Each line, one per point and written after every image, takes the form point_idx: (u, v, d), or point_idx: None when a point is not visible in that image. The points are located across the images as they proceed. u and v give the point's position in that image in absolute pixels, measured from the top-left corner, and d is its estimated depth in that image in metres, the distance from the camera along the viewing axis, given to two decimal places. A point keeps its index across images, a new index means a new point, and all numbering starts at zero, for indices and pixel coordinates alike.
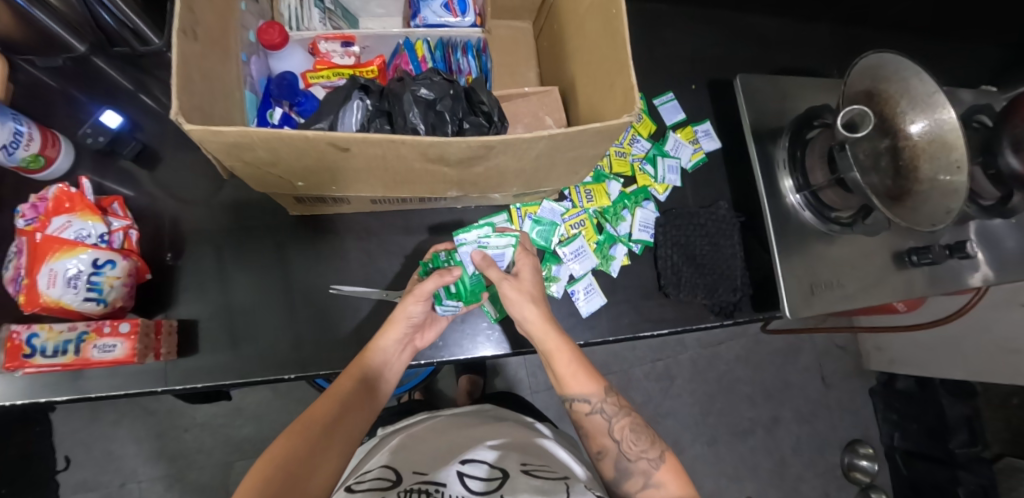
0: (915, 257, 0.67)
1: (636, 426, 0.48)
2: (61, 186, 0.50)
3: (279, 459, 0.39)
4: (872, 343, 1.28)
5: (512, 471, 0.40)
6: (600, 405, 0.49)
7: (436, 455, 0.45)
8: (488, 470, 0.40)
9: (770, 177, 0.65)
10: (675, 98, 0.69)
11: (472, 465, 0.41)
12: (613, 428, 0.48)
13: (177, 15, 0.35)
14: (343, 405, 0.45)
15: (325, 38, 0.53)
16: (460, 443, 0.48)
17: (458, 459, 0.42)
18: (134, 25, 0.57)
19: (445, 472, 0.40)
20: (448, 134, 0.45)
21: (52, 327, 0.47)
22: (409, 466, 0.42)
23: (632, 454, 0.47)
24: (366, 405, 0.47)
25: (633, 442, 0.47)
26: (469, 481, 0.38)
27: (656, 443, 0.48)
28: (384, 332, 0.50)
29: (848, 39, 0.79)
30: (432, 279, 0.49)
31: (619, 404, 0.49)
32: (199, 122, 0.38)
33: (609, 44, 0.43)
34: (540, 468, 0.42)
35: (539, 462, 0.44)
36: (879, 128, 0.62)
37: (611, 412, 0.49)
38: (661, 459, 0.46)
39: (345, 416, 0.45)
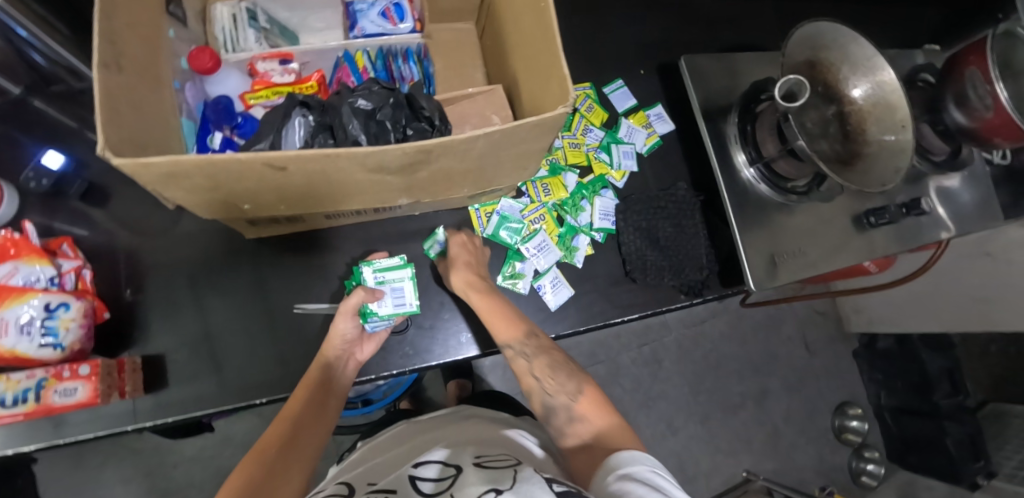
0: (873, 218, 0.69)
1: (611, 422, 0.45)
2: (3, 233, 0.49)
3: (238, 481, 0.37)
4: (851, 306, 1.31)
5: (465, 465, 0.38)
6: (520, 349, 0.51)
7: (395, 464, 0.44)
8: (439, 469, 0.37)
9: (724, 153, 0.66)
10: (624, 84, 0.70)
11: (424, 466, 0.39)
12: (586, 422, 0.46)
13: (95, 48, 0.35)
14: (295, 425, 0.45)
15: (262, 57, 0.52)
16: (420, 449, 0.47)
17: (411, 465, 0.40)
18: (68, 63, 0.58)
19: (395, 479, 0.38)
20: (391, 142, 0.45)
21: (8, 377, 0.46)
22: (364, 480, 0.41)
23: (552, 390, 0.48)
24: (317, 422, 0.47)
25: (551, 377, 0.49)
26: (420, 483, 0.35)
27: (575, 377, 0.49)
28: (324, 349, 0.51)
29: (791, 12, 0.81)
30: (356, 294, 0.50)
31: (538, 345, 0.51)
32: (133, 154, 0.37)
33: (542, 38, 0.44)
34: (494, 458, 0.40)
35: (495, 453, 0.42)
36: (823, 96, 0.64)
37: (531, 354, 0.51)
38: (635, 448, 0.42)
39: (299, 433, 0.44)
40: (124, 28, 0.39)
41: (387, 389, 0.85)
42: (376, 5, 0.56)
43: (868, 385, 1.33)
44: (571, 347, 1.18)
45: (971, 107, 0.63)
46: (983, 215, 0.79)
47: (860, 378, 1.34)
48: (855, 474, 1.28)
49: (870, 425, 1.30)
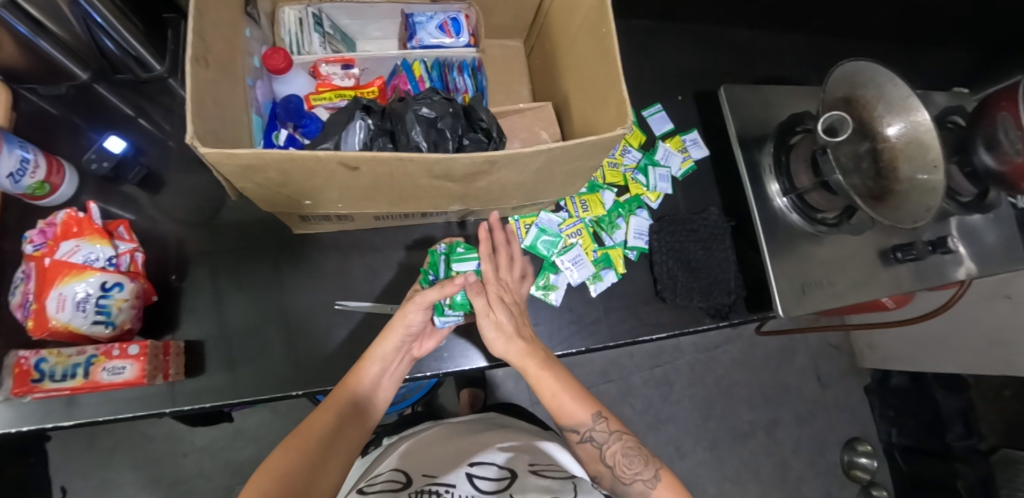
0: (900, 254, 0.69)
1: (628, 450, 0.50)
2: (68, 210, 0.51)
3: (282, 469, 0.40)
4: (865, 341, 1.31)
5: (521, 472, 0.43)
6: (589, 434, 0.50)
7: (440, 458, 0.47)
8: (497, 471, 0.43)
9: (758, 181, 0.67)
10: (662, 108, 0.72)
11: (481, 466, 0.44)
12: (603, 454, 0.50)
13: (189, 43, 0.37)
14: (340, 416, 0.46)
15: (326, 61, 0.54)
16: (467, 447, 0.50)
17: (467, 463, 0.45)
18: (137, 52, 0.60)
19: (454, 474, 0.43)
20: (450, 150, 0.47)
21: (60, 352, 0.48)
22: (419, 470, 0.45)
23: (627, 478, 0.49)
24: (361, 414, 0.49)
25: (626, 465, 0.49)
26: (478, 481, 0.41)
27: (650, 464, 0.49)
28: (381, 341, 0.49)
29: (824, 48, 0.83)
30: (435, 289, 0.47)
31: (611, 429, 0.50)
32: (214, 145, 0.39)
33: (600, 61, 0.46)
34: (547, 468, 0.45)
35: (545, 462, 0.47)
36: (856, 132, 0.65)
37: (601, 439, 0.50)
38: (656, 478, 0.48)
39: (342, 427, 0.46)
40: (213, 26, 0.41)
41: (407, 392, 0.85)
42: (435, 18, 0.58)
43: (879, 422, 1.32)
44: (583, 363, 1.19)
45: (1001, 151, 0.65)
46: (1007, 256, 0.80)
47: (871, 414, 1.33)
48: None
49: (879, 463, 1.29)
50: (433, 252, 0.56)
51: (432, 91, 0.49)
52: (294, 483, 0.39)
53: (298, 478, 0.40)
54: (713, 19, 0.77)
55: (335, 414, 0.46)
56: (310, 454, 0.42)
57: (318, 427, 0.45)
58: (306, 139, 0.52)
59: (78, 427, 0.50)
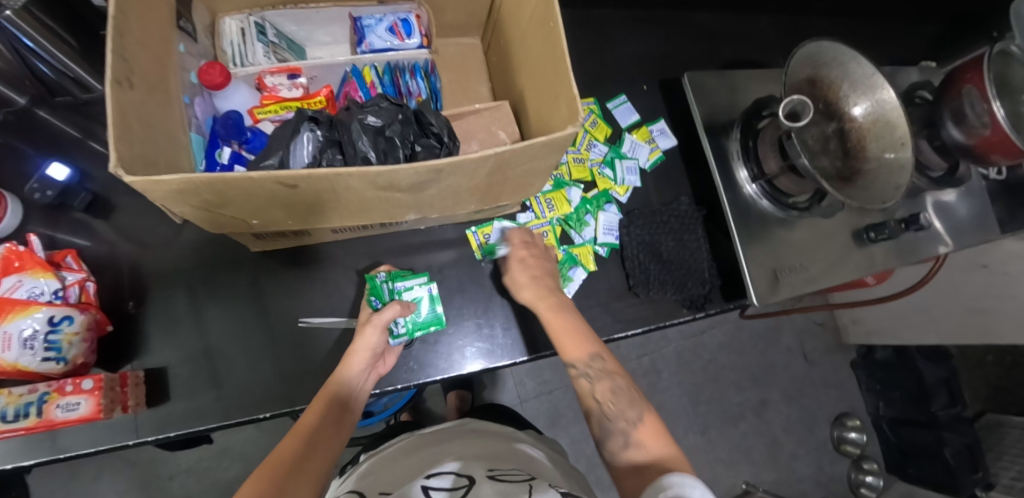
0: (873, 234, 0.69)
1: (618, 387, 0.47)
2: (8, 244, 0.48)
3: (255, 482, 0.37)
4: (849, 317, 1.32)
5: (478, 477, 0.40)
6: (584, 370, 0.48)
7: (402, 476, 0.45)
8: (453, 480, 0.39)
9: (726, 169, 0.66)
10: (627, 99, 0.71)
11: (438, 477, 0.40)
12: (594, 390, 0.48)
13: (108, 65, 0.35)
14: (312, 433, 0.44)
15: (270, 72, 0.52)
16: (428, 461, 0.47)
17: (423, 476, 0.42)
18: (75, 73, 0.57)
19: (410, 489, 0.39)
20: (400, 159, 0.45)
21: (12, 390, 0.46)
22: (376, 490, 0.42)
23: (612, 414, 0.45)
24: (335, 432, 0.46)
25: (613, 402, 0.46)
26: (432, 492, 0.37)
27: (636, 404, 0.46)
28: (347, 362, 0.50)
29: (789, 28, 0.82)
30: (391, 308, 0.51)
31: (607, 368, 0.48)
32: (144, 170, 0.37)
33: (549, 57, 0.45)
34: (507, 471, 0.42)
35: (507, 466, 0.44)
36: (823, 113, 0.65)
37: (595, 376, 0.48)
38: (640, 418, 0.44)
39: (316, 442, 0.44)
40: (137, 43, 0.39)
41: (388, 401, 0.85)
42: (384, 20, 0.56)
43: (867, 396, 1.34)
44: None
45: (969, 124, 0.64)
46: (981, 228, 0.80)
47: (858, 389, 1.35)
48: (853, 486, 1.28)
49: (868, 436, 1.31)
50: (373, 278, 0.57)
51: (378, 98, 0.48)
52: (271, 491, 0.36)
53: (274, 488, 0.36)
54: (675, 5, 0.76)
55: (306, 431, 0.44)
56: (285, 468, 0.39)
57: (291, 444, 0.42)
58: (252, 155, 0.50)
59: (63, 460, 0.49)
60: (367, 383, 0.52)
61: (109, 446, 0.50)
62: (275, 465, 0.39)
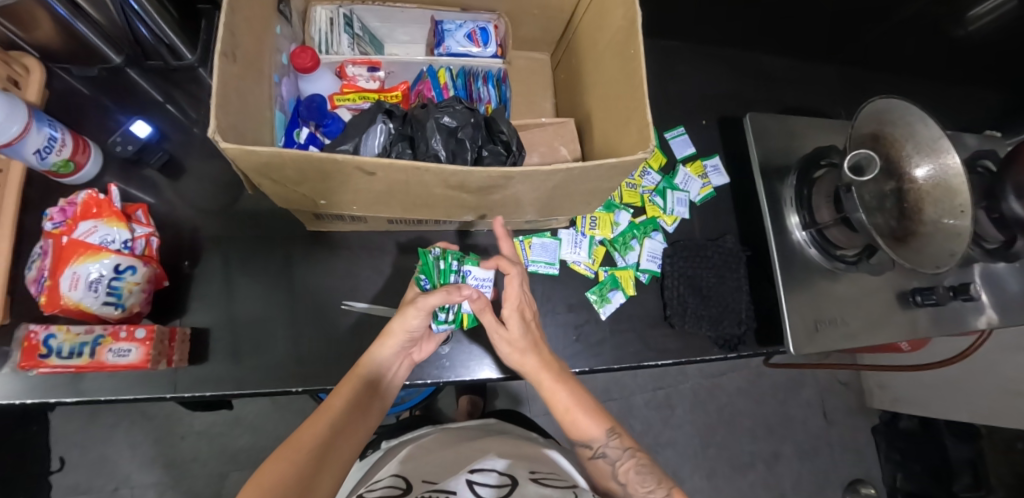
0: (919, 297, 0.68)
1: (642, 467, 0.48)
2: (89, 192, 0.51)
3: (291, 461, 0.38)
4: (875, 380, 1.28)
5: (522, 478, 0.41)
6: (601, 449, 0.50)
7: (443, 465, 0.46)
8: (498, 477, 0.41)
9: (777, 213, 0.66)
10: (685, 132, 0.71)
11: (482, 473, 0.42)
12: (616, 471, 0.49)
13: (218, 37, 0.37)
14: (344, 415, 0.45)
15: (352, 62, 0.54)
16: (468, 455, 0.49)
17: (467, 469, 0.43)
18: (170, 40, 0.61)
19: (455, 481, 0.41)
20: (467, 161, 0.47)
21: (69, 329, 0.49)
22: (419, 476, 0.44)
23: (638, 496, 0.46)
24: (364, 415, 0.47)
25: (639, 482, 0.47)
26: (478, 488, 0.39)
27: (662, 483, 0.46)
28: (380, 345, 0.49)
29: (851, 82, 0.83)
30: (438, 295, 0.45)
31: (624, 446, 0.50)
32: (234, 140, 0.40)
33: (624, 82, 0.46)
34: (548, 476, 0.43)
35: (547, 470, 0.46)
36: (882, 169, 0.64)
37: (614, 456, 0.49)
38: None
39: (346, 426, 0.45)
40: (242, 19, 0.42)
41: (405, 395, 0.87)
42: (464, 27, 0.59)
43: (884, 465, 1.29)
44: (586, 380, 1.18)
45: None
46: None
47: (877, 456, 1.29)
48: None
49: None
50: (426, 255, 0.52)
51: (453, 99, 0.50)
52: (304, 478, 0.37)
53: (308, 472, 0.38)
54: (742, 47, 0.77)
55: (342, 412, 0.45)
56: (320, 452, 0.41)
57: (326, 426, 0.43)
58: (327, 138, 0.53)
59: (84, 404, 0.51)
60: (398, 372, 0.53)
61: (149, 395, 0.52)
62: (311, 447, 0.40)
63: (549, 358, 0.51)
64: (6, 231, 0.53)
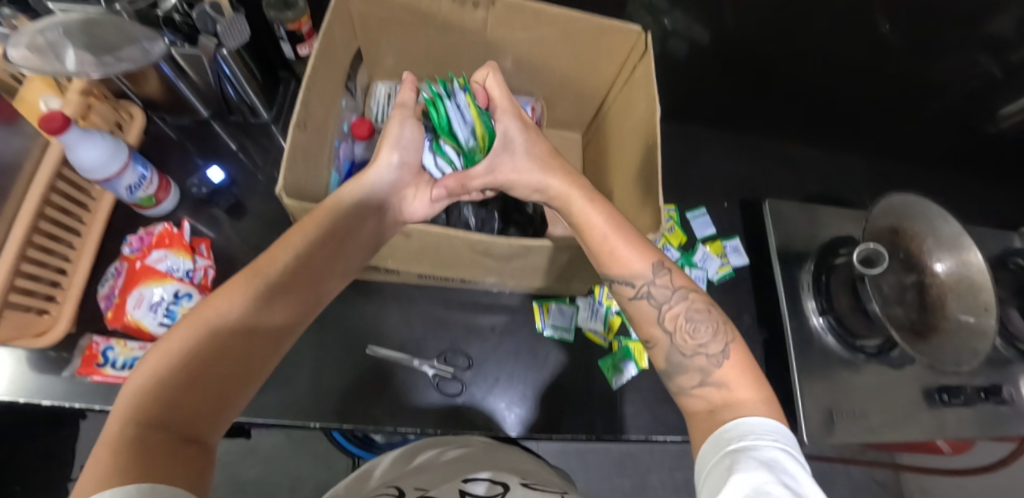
0: (947, 396, 0.65)
1: (694, 313, 0.41)
2: (166, 225, 0.58)
3: (141, 442, 0.26)
4: (915, 484, 1.18)
5: (513, 486, 0.48)
6: (645, 289, 0.41)
7: (437, 476, 0.53)
8: (489, 487, 0.47)
9: (794, 298, 0.67)
10: (706, 212, 0.75)
11: (474, 481, 0.48)
12: (662, 315, 0.41)
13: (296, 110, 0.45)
14: (232, 342, 0.32)
15: None
16: (458, 468, 0.55)
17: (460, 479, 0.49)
18: (252, 100, 0.70)
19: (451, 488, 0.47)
20: (494, 229, 0.54)
21: (125, 343, 0.57)
22: (413, 484, 0.51)
23: (687, 350, 0.40)
24: (268, 326, 0.35)
25: (689, 333, 0.41)
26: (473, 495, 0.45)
27: (719, 334, 0.41)
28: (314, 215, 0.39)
29: (869, 176, 0.88)
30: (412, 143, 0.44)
31: (673, 284, 0.42)
32: (297, 197, 0.46)
33: (643, 167, 0.51)
34: (536, 484, 0.51)
35: (534, 480, 0.53)
36: (901, 261, 0.65)
37: (662, 299, 0.42)
38: (723, 353, 0.40)
39: (238, 355, 0.33)
40: (315, 93, 0.50)
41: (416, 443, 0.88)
42: None
43: None
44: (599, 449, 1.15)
45: None
46: None
47: None
48: None
49: None
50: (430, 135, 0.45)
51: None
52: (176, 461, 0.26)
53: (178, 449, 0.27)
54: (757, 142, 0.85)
55: (225, 338, 0.32)
56: (193, 411, 0.29)
57: (196, 373, 0.30)
58: None
59: None
60: (321, 247, 0.39)
61: None
62: (179, 406, 0.29)
63: (574, 174, 0.44)
64: (87, 253, 0.61)
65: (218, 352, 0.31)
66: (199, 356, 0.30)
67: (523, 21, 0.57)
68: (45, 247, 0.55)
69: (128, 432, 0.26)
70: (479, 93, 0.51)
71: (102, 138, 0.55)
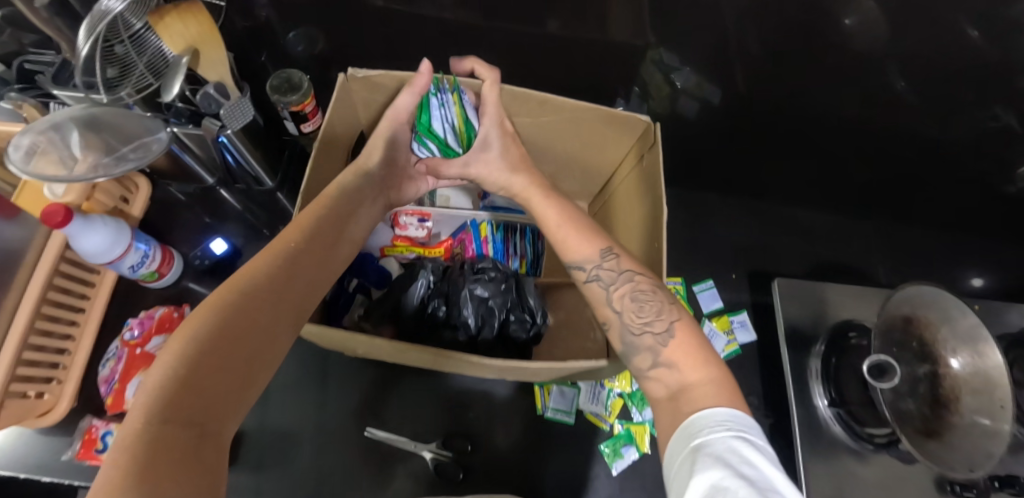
0: (958, 488, 0.63)
1: (640, 293, 0.41)
2: (168, 309, 0.58)
3: (154, 443, 0.19)
4: None
5: None
6: (594, 272, 0.44)
7: None
8: None
9: (802, 387, 0.66)
10: (714, 285, 0.75)
11: None
12: (611, 297, 0.42)
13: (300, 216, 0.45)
14: (239, 323, 0.27)
15: (405, 212, 0.62)
16: None
17: None
18: (255, 172, 0.69)
19: None
20: (494, 328, 0.52)
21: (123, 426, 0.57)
22: None
23: (635, 328, 0.39)
24: (270, 303, 0.30)
25: (635, 312, 0.40)
26: None
27: (664, 314, 0.39)
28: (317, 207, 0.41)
29: (879, 242, 0.86)
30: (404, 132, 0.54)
31: (619, 269, 0.43)
32: None
33: (652, 267, 0.50)
34: None
35: None
36: (915, 351, 0.63)
37: (609, 280, 0.43)
38: (669, 332, 0.38)
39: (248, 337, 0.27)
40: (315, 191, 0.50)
41: None
42: None
43: None
44: None
45: None
46: None
47: None
48: None
49: None
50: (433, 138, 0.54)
51: (490, 273, 0.55)
52: (197, 471, 0.20)
53: (200, 451, 0.21)
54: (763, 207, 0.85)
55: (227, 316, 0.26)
56: (206, 403, 0.23)
57: (205, 362, 0.24)
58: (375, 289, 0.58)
59: None
60: (331, 220, 0.41)
61: None
62: (194, 395, 0.22)
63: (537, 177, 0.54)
64: (90, 329, 0.61)
65: (223, 337, 0.25)
66: (203, 337, 0.24)
67: (529, 108, 0.56)
68: (48, 329, 0.55)
69: (135, 438, 0.19)
70: (466, 91, 0.55)
71: (105, 221, 0.56)
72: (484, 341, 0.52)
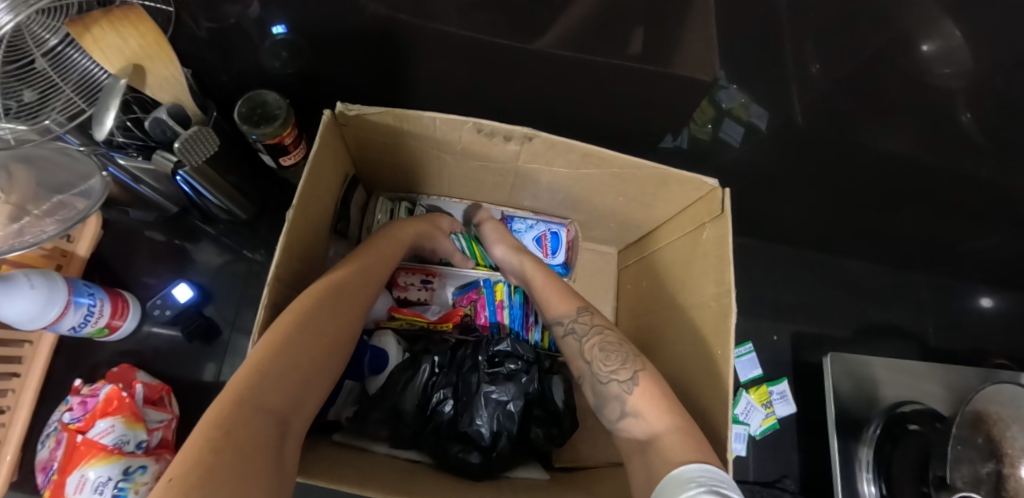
0: None
1: (608, 345, 0.40)
2: (113, 385, 0.49)
3: (231, 435, 0.21)
4: None
5: None
6: (570, 325, 0.43)
7: None
8: None
9: (846, 473, 0.61)
10: (753, 350, 0.71)
11: None
12: (582, 349, 0.41)
13: (273, 263, 0.33)
14: (316, 331, 0.30)
15: (407, 271, 0.57)
16: None
17: None
18: (229, 208, 0.58)
19: None
20: (513, 437, 0.44)
21: None
22: None
23: (603, 376, 0.38)
24: (344, 323, 0.34)
25: (603, 361, 0.39)
26: None
27: (629, 362, 0.37)
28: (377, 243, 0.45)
29: (930, 296, 0.80)
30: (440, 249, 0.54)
31: (595, 323, 0.42)
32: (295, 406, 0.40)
33: (694, 372, 0.42)
34: None
35: None
36: (979, 447, 0.51)
37: (582, 332, 0.42)
38: (633, 380, 0.36)
39: (310, 356, 0.29)
40: (302, 267, 0.40)
41: None
42: (534, 228, 0.61)
43: None
44: None
45: None
46: None
47: None
48: None
49: None
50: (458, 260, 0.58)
51: (508, 366, 0.48)
52: (271, 471, 0.21)
53: (273, 452, 0.22)
54: (809, 255, 0.79)
55: (296, 338, 0.29)
56: (270, 411, 0.24)
57: (287, 363, 0.27)
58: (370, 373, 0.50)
59: None
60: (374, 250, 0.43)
61: None
62: (250, 411, 0.23)
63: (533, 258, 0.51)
64: (29, 396, 0.52)
65: (304, 344, 0.29)
66: (281, 359, 0.27)
67: (564, 158, 0.45)
68: None
69: (224, 408, 0.22)
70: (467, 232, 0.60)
71: (34, 281, 0.44)
72: (500, 456, 0.43)
